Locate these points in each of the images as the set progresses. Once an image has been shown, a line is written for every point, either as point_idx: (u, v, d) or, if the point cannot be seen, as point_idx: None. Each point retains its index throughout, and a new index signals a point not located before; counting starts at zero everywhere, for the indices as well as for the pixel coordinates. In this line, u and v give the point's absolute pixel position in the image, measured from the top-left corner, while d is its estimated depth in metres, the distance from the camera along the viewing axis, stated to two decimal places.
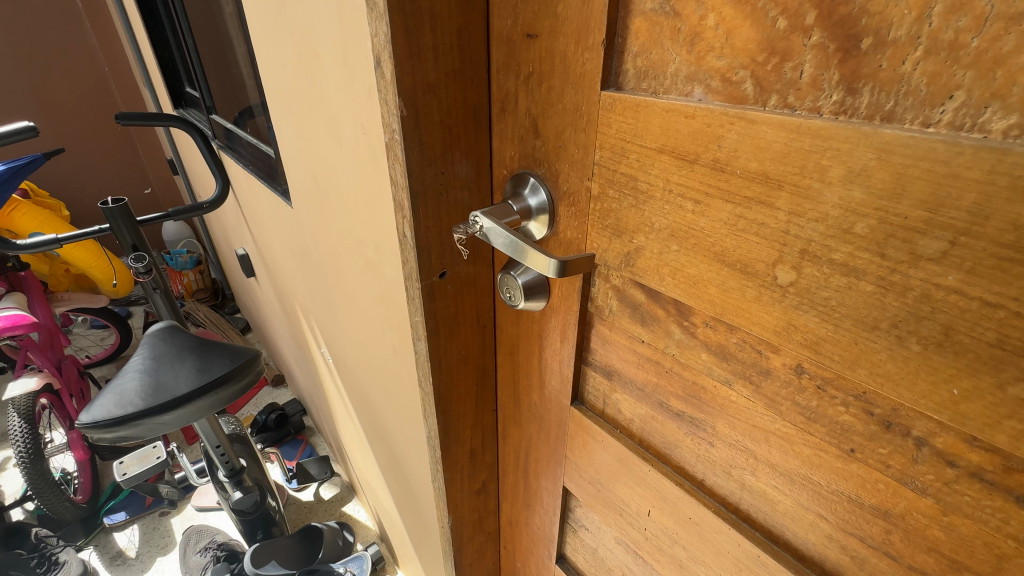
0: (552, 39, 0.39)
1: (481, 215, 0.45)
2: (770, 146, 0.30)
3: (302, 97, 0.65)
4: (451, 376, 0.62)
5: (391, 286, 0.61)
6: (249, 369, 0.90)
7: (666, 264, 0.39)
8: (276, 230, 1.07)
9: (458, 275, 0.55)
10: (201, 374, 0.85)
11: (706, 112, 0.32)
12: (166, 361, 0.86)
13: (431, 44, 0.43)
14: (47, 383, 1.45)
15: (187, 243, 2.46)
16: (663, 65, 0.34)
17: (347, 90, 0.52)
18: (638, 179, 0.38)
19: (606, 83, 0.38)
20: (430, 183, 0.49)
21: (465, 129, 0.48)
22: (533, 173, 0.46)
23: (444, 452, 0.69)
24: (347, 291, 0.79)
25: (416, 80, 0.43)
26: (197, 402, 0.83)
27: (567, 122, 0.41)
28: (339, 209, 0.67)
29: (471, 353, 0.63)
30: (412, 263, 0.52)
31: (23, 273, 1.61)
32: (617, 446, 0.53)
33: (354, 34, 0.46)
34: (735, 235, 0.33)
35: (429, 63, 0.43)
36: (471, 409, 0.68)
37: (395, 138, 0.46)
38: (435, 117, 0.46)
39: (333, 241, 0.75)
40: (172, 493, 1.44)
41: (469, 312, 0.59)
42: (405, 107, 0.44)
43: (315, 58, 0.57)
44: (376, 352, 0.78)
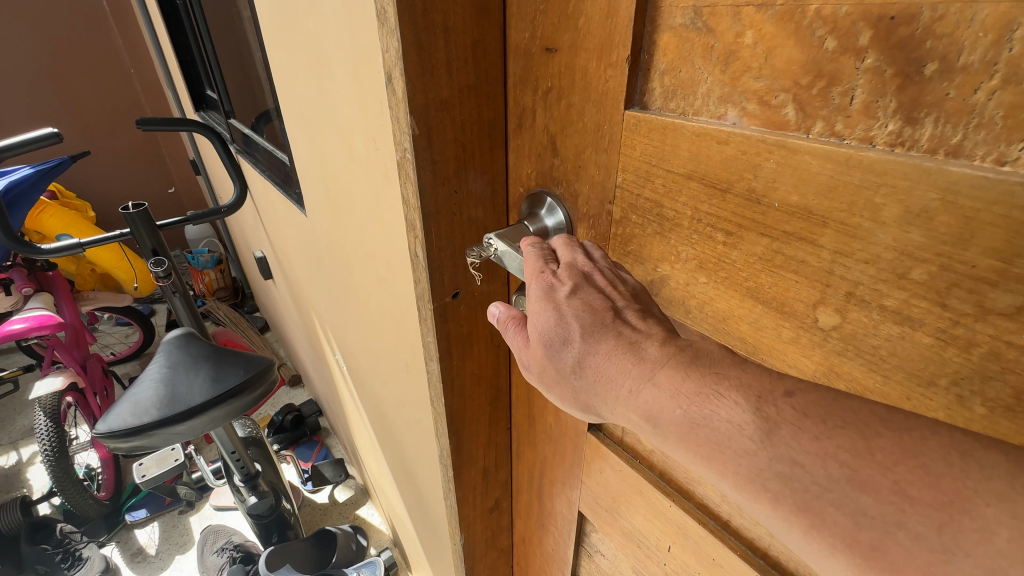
0: (572, 54, 0.36)
1: (496, 236, 0.43)
2: (815, 179, 0.27)
3: (313, 107, 0.64)
4: (464, 396, 0.61)
5: (404, 303, 0.59)
6: (263, 379, 0.90)
7: (692, 296, 0.36)
8: (292, 236, 1.07)
9: (472, 295, 0.54)
10: (216, 384, 0.85)
11: (741, 138, 0.30)
12: (182, 369, 0.86)
13: (444, 59, 0.40)
14: (72, 381, 1.49)
15: (209, 242, 2.49)
16: (693, 85, 0.32)
17: (359, 104, 0.50)
18: (664, 206, 0.35)
19: (630, 101, 0.35)
20: (444, 202, 0.46)
21: (481, 146, 0.46)
22: (552, 193, 0.43)
23: (456, 472, 0.67)
24: (361, 305, 0.78)
25: (429, 97, 0.41)
26: (212, 411, 0.83)
27: (587, 141, 0.38)
28: (351, 220, 0.66)
29: (485, 372, 0.61)
30: (425, 283, 0.50)
31: (51, 272, 1.67)
32: (636, 477, 0.50)
33: (366, 46, 0.44)
34: (772, 272, 0.31)
35: (443, 80, 0.41)
36: (484, 428, 0.66)
37: (406, 156, 0.43)
38: (449, 134, 0.44)
39: (346, 252, 0.74)
40: (190, 494, 1.46)
41: (483, 331, 0.57)
42: (418, 125, 0.41)
43: (326, 69, 0.55)
44: (388, 363, 0.77)
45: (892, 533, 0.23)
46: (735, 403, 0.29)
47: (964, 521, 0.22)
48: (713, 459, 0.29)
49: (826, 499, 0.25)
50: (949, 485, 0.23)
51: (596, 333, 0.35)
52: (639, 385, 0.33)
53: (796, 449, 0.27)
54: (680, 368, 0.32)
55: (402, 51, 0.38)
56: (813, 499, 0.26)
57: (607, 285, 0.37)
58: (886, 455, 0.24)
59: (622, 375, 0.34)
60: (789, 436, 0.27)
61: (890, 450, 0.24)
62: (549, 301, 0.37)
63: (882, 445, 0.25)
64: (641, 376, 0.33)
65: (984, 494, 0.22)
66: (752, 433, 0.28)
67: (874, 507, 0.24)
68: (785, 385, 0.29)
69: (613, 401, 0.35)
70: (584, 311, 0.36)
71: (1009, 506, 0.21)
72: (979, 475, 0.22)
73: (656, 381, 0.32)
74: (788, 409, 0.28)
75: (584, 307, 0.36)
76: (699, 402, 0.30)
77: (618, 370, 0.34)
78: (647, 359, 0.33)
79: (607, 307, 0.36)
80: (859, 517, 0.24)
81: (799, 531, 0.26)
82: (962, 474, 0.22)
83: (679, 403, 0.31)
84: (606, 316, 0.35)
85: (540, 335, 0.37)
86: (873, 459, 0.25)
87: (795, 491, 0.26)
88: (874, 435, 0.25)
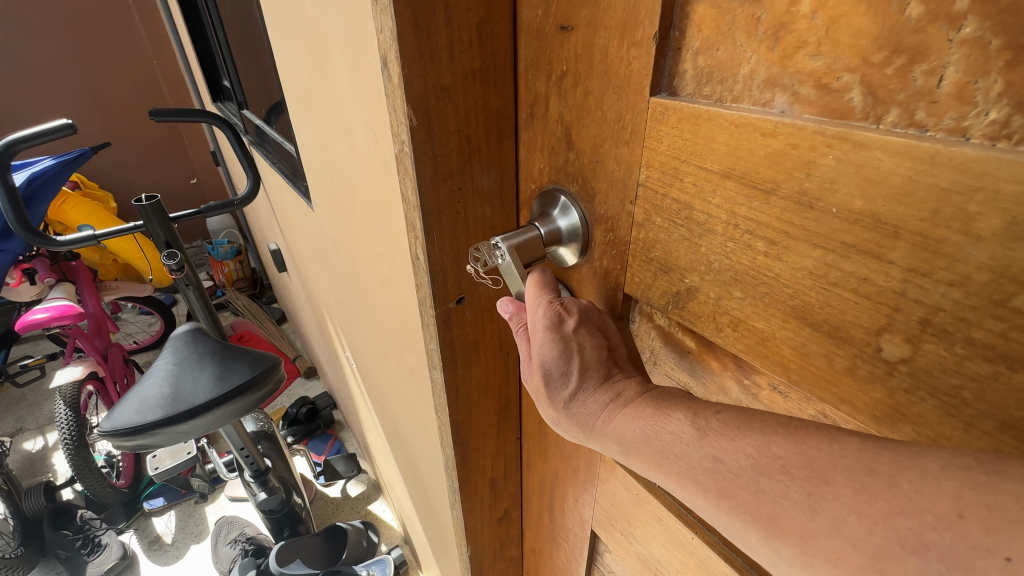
0: (590, 31, 0.31)
1: (502, 239, 0.38)
2: (886, 179, 0.22)
3: (316, 96, 0.60)
4: (471, 406, 0.57)
5: (407, 305, 0.55)
6: (267, 378, 0.91)
7: (724, 312, 0.31)
8: (303, 230, 1.05)
9: (478, 302, 0.50)
10: (220, 384, 0.86)
11: (792, 130, 0.25)
12: (187, 367, 0.87)
13: (446, 41, 0.36)
14: (91, 371, 1.53)
15: (229, 233, 2.51)
16: (733, 65, 0.26)
17: (357, 92, 0.46)
18: (694, 209, 0.30)
19: (656, 87, 0.29)
20: (447, 202, 0.42)
21: (488, 138, 0.41)
22: (568, 192, 0.38)
23: (462, 484, 0.64)
24: (368, 304, 0.74)
25: (429, 83, 0.37)
26: (215, 411, 0.84)
27: (606, 132, 0.33)
28: (354, 215, 0.63)
29: (493, 381, 0.57)
30: (426, 287, 0.46)
31: (74, 263, 1.68)
32: (656, 505, 0.46)
33: (361, 26, 0.40)
34: (823, 289, 0.26)
35: (445, 66, 0.37)
36: (492, 439, 0.62)
37: (404, 150, 0.39)
38: (451, 126, 0.39)
39: (352, 250, 0.71)
40: (203, 486, 1.50)
41: (490, 338, 0.53)
42: (417, 115, 0.37)
43: (325, 53, 0.51)
44: (396, 366, 0.73)
45: (778, 504, 0.26)
46: (677, 418, 0.31)
47: (823, 488, 0.24)
48: (661, 465, 0.31)
49: (738, 483, 0.27)
50: (818, 464, 0.25)
51: (590, 367, 0.36)
52: (611, 414, 0.34)
53: (717, 446, 0.29)
54: (649, 403, 0.33)
55: (396, 32, 0.34)
56: (728, 485, 0.28)
57: (609, 326, 0.38)
58: (779, 446, 0.27)
59: (600, 407, 0.35)
60: (716, 440, 0.29)
61: (783, 443, 0.27)
62: (557, 333, 0.37)
63: (776, 440, 0.27)
64: (615, 408, 0.34)
65: (841, 466, 0.24)
66: (687, 439, 0.30)
67: (768, 485, 0.26)
68: (717, 405, 0.31)
69: (588, 432, 0.36)
70: (588, 351, 0.36)
71: (854, 474, 0.23)
72: (839, 453, 0.24)
73: (624, 412, 0.33)
74: (715, 421, 0.30)
75: (587, 346, 0.36)
76: (651, 422, 0.32)
77: (597, 403, 0.35)
78: (623, 395, 0.34)
79: (605, 348, 0.37)
80: (759, 494, 0.27)
81: (724, 516, 0.28)
82: (829, 454, 0.25)
83: (638, 424, 0.33)
84: (605, 359, 0.36)
85: (541, 365, 0.37)
86: (770, 450, 0.27)
87: (716, 481, 0.28)
88: (772, 430, 0.27)
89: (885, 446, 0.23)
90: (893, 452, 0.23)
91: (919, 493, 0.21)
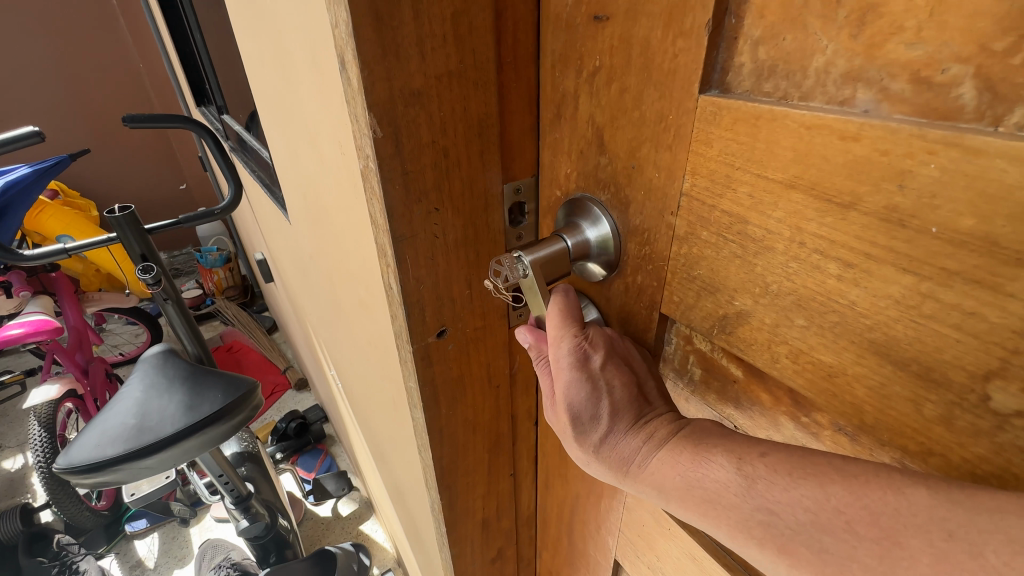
0: (630, 21, 0.27)
1: (522, 250, 0.33)
2: (1008, 196, 0.18)
3: (285, 104, 0.55)
4: (459, 446, 0.52)
5: (384, 335, 0.50)
6: (237, 407, 0.98)
7: (782, 341, 0.27)
8: (284, 245, 1.00)
9: (461, 334, 0.45)
10: (188, 415, 0.93)
11: (882, 133, 0.20)
12: (157, 399, 0.95)
13: (414, 37, 0.31)
14: (70, 388, 1.46)
15: (218, 240, 2.44)
16: (804, 56, 0.22)
17: (321, 96, 0.41)
18: (749, 223, 0.26)
19: (706, 83, 0.25)
20: (422, 222, 0.38)
21: (470, 150, 0.36)
22: (594, 201, 0.33)
23: (452, 527, 0.59)
24: (348, 324, 0.69)
25: (395, 87, 0.32)
26: (183, 442, 0.91)
27: (645, 135, 0.29)
28: (330, 233, 0.58)
29: (483, 418, 0.52)
30: (403, 321, 0.41)
31: (54, 274, 1.62)
32: (689, 543, 0.40)
33: (318, 24, 0.35)
34: (914, 322, 0.22)
35: (415, 66, 0.32)
36: (482, 478, 0.57)
37: (369, 166, 0.34)
38: (426, 137, 0.34)
39: (330, 268, 0.66)
40: (184, 510, 1.43)
41: (477, 372, 0.48)
42: (383, 125, 0.32)
43: (288, 53, 0.46)
44: (379, 394, 0.68)
45: (847, 569, 0.21)
46: (719, 463, 0.27)
47: (897, 554, 0.20)
48: (707, 516, 0.26)
49: (798, 540, 0.23)
50: (887, 523, 0.21)
51: (620, 403, 0.31)
52: (646, 457, 0.30)
53: (769, 496, 0.24)
54: (687, 441, 0.29)
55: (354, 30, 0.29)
56: (786, 542, 0.24)
57: (636, 357, 0.34)
58: (839, 498, 0.22)
59: (633, 450, 0.30)
60: (766, 489, 0.25)
61: (842, 494, 0.22)
62: (582, 370, 0.32)
63: (834, 490, 0.22)
64: (650, 450, 0.30)
65: (913, 527, 0.20)
66: (735, 488, 0.26)
67: (834, 546, 0.22)
68: (761, 444, 0.26)
69: (623, 479, 0.31)
70: (618, 389, 0.32)
71: (930, 537, 0.19)
72: (909, 511, 0.20)
73: (661, 454, 0.29)
74: (762, 466, 0.25)
75: (617, 383, 0.32)
76: (691, 466, 0.28)
77: (630, 446, 0.31)
78: (656, 436, 0.30)
79: (635, 383, 0.32)
80: (823, 555, 0.22)
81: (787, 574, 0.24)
82: (896, 512, 0.20)
83: (676, 470, 0.28)
84: (636, 396, 0.32)
85: (565, 403, 0.32)
86: (828, 503, 0.22)
87: (773, 537, 0.24)
88: (828, 479, 0.23)
89: (959, 503, 0.19)
90: (968, 511, 0.18)
91: (1009, 566, 0.17)
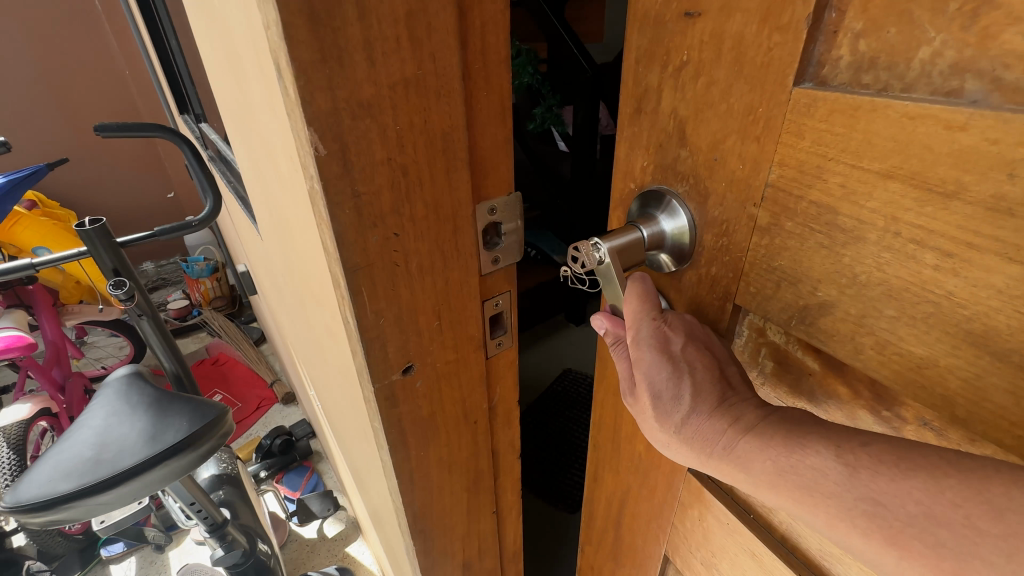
0: (723, 16, 0.27)
1: (601, 239, 0.33)
2: None
3: (245, 120, 0.54)
4: (436, 480, 0.54)
5: (347, 364, 0.50)
6: (207, 435, 0.91)
7: (870, 330, 0.27)
8: (259, 259, 0.98)
9: (431, 373, 0.46)
10: (150, 445, 0.86)
11: (992, 121, 0.20)
12: (117, 431, 0.89)
13: (361, 38, 0.31)
14: (44, 407, 1.37)
15: (205, 250, 2.36)
16: (908, 48, 0.22)
17: (269, 111, 0.40)
18: (841, 213, 0.26)
19: (800, 77, 0.26)
20: (381, 248, 0.38)
21: (432, 169, 0.37)
22: (673, 193, 0.33)
23: (427, 562, 0.60)
24: (318, 345, 0.67)
25: (339, 96, 0.31)
26: (143, 475, 0.83)
27: (730, 128, 0.29)
28: (295, 256, 0.57)
29: (461, 453, 0.55)
30: (363, 358, 0.42)
31: (30, 286, 1.55)
32: (749, 540, 0.38)
33: (258, 42, 0.34)
34: (1015, 311, 0.21)
35: (361, 75, 0.32)
36: (460, 509, 0.59)
37: (315, 187, 0.34)
38: (380, 152, 0.34)
39: (298, 288, 0.64)
40: (159, 537, 1.33)
41: (452, 406, 0.50)
42: (326, 140, 0.32)
43: (241, 69, 0.45)
44: (350, 420, 0.68)
45: (969, 565, 0.21)
46: (816, 450, 0.26)
47: None
48: (802, 502, 0.27)
49: (909, 532, 0.23)
50: (1012, 518, 0.20)
51: (702, 384, 0.32)
52: (732, 440, 0.30)
53: (876, 488, 0.24)
54: (775, 426, 0.29)
55: (287, 53, 0.28)
56: (897, 534, 0.23)
57: (716, 343, 0.33)
58: (955, 492, 0.22)
59: (715, 434, 0.31)
60: (870, 480, 0.24)
61: (960, 487, 0.22)
62: (662, 352, 0.33)
63: (950, 483, 0.22)
64: (735, 435, 0.30)
65: None
66: (835, 477, 0.25)
67: (952, 540, 0.22)
68: (861, 435, 0.26)
69: (706, 460, 0.31)
70: (700, 370, 0.32)
71: None
72: None
73: (748, 438, 0.29)
74: (866, 456, 0.25)
75: (699, 365, 0.32)
76: (784, 452, 0.28)
77: (713, 429, 0.31)
78: (741, 420, 0.30)
79: (716, 367, 0.32)
80: (939, 549, 0.22)
81: (893, 563, 0.24)
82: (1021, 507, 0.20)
83: (767, 454, 0.28)
84: (718, 378, 0.32)
85: (647, 383, 0.33)
86: (944, 497, 0.22)
87: (881, 529, 0.24)
88: (943, 472, 0.22)
89: None
90: None
91: None
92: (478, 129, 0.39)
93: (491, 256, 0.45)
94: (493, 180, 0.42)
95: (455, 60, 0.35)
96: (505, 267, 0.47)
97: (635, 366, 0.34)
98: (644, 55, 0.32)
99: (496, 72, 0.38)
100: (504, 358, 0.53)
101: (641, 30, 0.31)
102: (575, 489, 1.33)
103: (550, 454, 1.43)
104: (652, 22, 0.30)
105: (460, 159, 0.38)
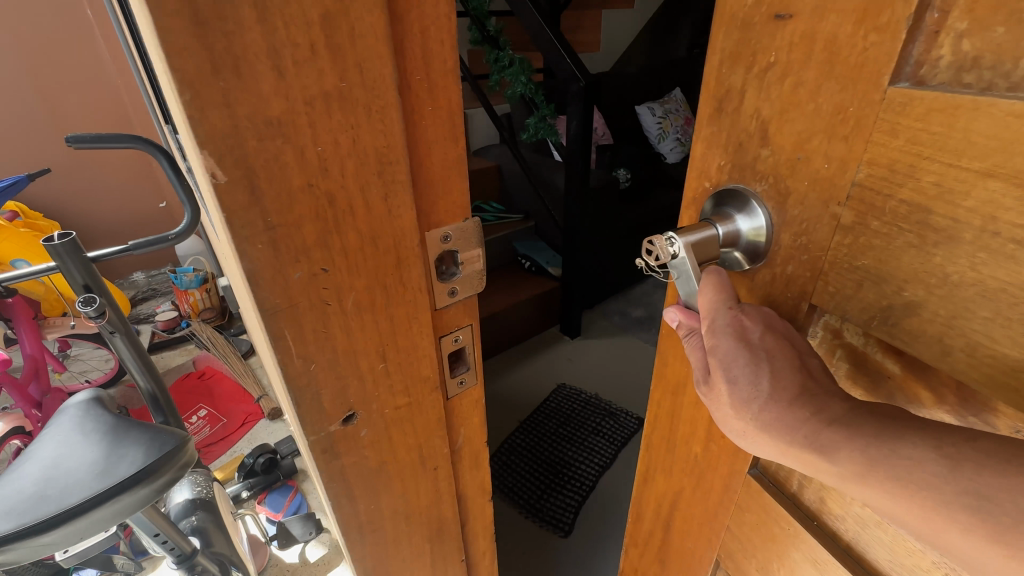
0: (817, 17, 0.27)
1: (677, 231, 0.34)
2: None
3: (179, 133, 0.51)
4: (394, 514, 0.55)
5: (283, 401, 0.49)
6: (163, 466, 0.82)
7: (958, 331, 0.26)
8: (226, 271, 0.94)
9: (378, 421, 0.47)
10: (99, 479, 0.78)
11: None
12: (65, 463, 0.81)
13: (264, 46, 0.28)
14: (19, 426, 1.29)
15: (195, 261, 2.28)
16: (1016, 47, 0.22)
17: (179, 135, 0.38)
18: (934, 212, 0.25)
19: (897, 76, 0.26)
20: (313, 282, 0.37)
21: (367, 194, 0.36)
22: (753, 193, 0.33)
23: None
24: (267, 366, 0.65)
25: (239, 114, 0.29)
26: (90, 513, 0.75)
27: (817, 128, 0.29)
28: (234, 280, 0.55)
29: (421, 491, 0.56)
30: (295, 408, 0.42)
31: (10, 299, 1.42)
32: (809, 547, 0.37)
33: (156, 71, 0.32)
34: None
35: (268, 87, 0.30)
36: (421, 538, 0.60)
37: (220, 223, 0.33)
38: (296, 181, 0.33)
39: (246, 309, 0.62)
40: (127, 565, 1.25)
41: (405, 445, 0.51)
42: (225, 166, 0.30)
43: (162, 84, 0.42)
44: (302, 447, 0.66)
45: None
46: (912, 443, 0.27)
47: None
48: (898, 495, 0.27)
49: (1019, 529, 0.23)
50: None
51: (782, 371, 0.31)
52: (816, 429, 0.30)
53: (980, 481, 0.24)
54: (862, 419, 0.29)
55: (177, 77, 0.27)
56: (1006, 529, 0.24)
57: (795, 336, 0.33)
58: None
59: (795, 424, 0.30)
60: (974, 474, 0.25)
61: None
62: (740, 339, 0.33)
63: None
64: (819, 424, 0.30)
65: None
66: (935, 471, 0.26)
67: None
68: (964, 432, 0.26)
69: (785, 449, 0.31)
70: (779, 359, 0.32)
71: None
72: None
73: (832, 429, 0.29)
74: (971, 450, 0.25)
75: (778, 355, 0.32)
76: (877, 442, 0.28)
77: (794, 419, 0.31)
78: (825, 410, 0.30)
79: (796, 356, 0.32)
80: None
81: (1001, 560, 0.24)
82: None
83: (857, 445, 0.28)
84: (799, 368, 0.32)
85: (722, 368, 0.33)
86: None
87: (991, 525, 0.24)
88: None
89: None
90: None
91: None
92: (423, 152, 0.38)
93: (448, 288, 0.45)
94: (442, 202, 0.42)
95: (389, 80, 0.34)
96: (462, 296, 0.47)
97: (709, 354, 0.34)
98: (729, 57, 0.32)
99: (441, 85, 0.37)
100: (470, 392, 0.55)
101: (727, 33, 0.32)
102: (567, 512, 1.29)
103: (541, 474, 1.39)
104: (740, 25, 0.31)
105: (402, 181, 0.37)
